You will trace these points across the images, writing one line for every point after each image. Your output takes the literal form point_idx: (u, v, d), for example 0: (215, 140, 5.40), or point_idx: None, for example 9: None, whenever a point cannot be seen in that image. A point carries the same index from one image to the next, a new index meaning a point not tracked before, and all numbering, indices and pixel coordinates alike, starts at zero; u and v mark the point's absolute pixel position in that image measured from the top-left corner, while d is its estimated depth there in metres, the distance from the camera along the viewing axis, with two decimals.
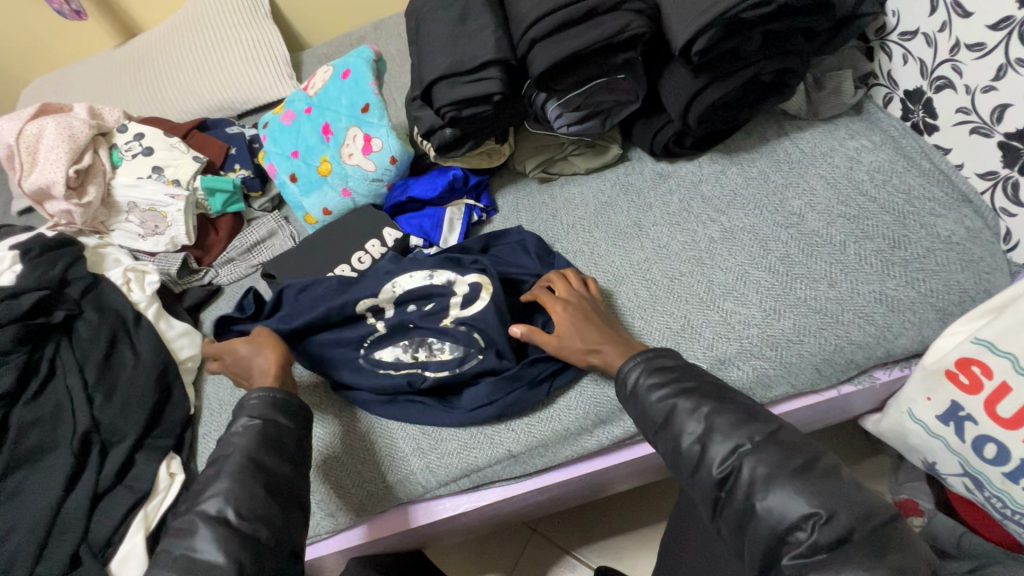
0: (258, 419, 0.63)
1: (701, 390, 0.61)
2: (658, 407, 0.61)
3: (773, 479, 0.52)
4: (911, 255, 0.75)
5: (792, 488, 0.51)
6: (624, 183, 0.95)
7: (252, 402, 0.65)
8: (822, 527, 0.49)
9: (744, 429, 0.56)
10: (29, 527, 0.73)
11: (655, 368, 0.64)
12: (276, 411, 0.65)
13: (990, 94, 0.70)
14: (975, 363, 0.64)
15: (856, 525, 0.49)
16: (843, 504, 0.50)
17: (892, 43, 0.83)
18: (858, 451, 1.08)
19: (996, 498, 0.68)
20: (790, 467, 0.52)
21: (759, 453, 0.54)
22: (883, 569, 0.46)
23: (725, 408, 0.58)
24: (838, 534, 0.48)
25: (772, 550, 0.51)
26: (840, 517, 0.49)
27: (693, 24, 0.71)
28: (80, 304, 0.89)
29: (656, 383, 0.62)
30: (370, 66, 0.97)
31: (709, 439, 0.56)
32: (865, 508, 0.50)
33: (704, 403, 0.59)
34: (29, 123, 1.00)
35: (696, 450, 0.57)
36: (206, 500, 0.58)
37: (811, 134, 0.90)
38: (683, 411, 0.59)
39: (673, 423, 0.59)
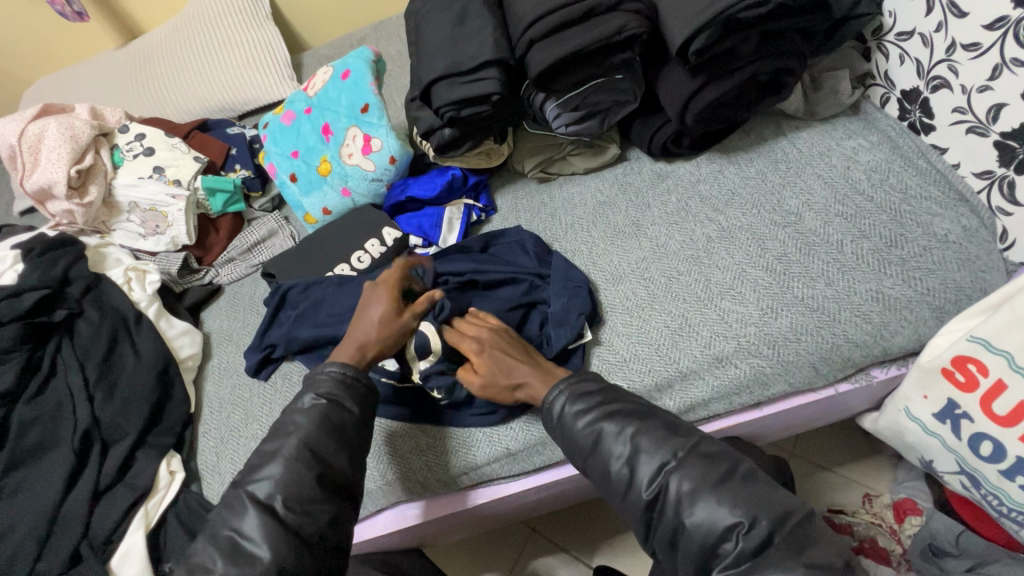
0: (327, 399, 0.66)
1: (624, 411, 0.63)
2: (585, 434, 0.63)
3: (698, 492, 0.55)
4: (908, 253, 0.76)
5: (717, 499, 0.55)
6: (623, 183, 0.95)
7: (324, 379, 0.67)
8: (745, 536, 0.52)
9: (668, 445, 0.59)
10: (30, 524, 0.74)
11: (578, 394, 0.65)
12: (344, 392, 0.67)
13: (986, 93, 0.71)
14: (971, 361, 0.64)
15: (776, 528, 0.52)
16: (763, 509, 0.53)
17: (889, 43, 0.84)
18: (857, 451, 1.08)
19: (992, 496, 0.68)
20: (711, 479, 0.56)
21: (683, 468, 0.57)
22: (800, 567, 0.49)
23: (648, 426, 0.61)
24: (760, 540, 0.52)
25: (705, 561, 0.54)
26: (761, 522, 0.52)
27: (690, 24, 0.72)
28: (81, 303, 0.90)
29: (581, 411, 0.64)
30: (370, 67, 0.97)
31: (636, 458, 0.60)
32: (781, 511, 0.53)
33: (628, 424, 0.62)
34: (31, 124, 1.01)
35: (625, 472, 0.60)
36: (259, 481, 0.62)
37: (809, 134, 0.91)
38: (609, 435, 0.62)
39: (600, 449, 0.62)
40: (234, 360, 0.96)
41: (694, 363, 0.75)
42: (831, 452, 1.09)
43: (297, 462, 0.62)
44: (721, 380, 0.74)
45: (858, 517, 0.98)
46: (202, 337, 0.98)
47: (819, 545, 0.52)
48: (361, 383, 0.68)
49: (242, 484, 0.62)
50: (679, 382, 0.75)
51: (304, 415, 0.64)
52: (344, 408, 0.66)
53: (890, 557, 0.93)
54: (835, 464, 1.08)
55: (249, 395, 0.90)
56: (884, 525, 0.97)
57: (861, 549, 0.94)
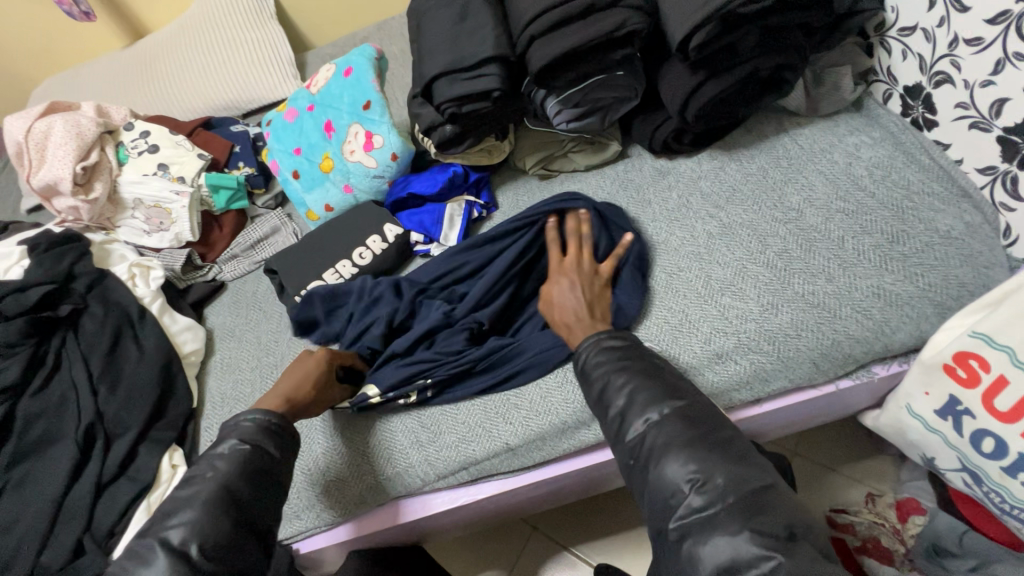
0: (248, 446, 0.63)
1: (635, 367, 0.64)
2: (596, 381, 0.65)
3: (668, 448, 0.57)
4: (910, 249, 0.75)
5: (683, 457, 0.56)
6: (624, 180, 0.96)
7: (247, 424, 0.65)
8: (699, 490, 0.54)
9: (659, 403, 0.60)
10: (35, 516, 0.75)
11: (604, 347, 0.67)
12: (268, 437, 0.65)
13: (989, 88, 0.70)
14: (972, 356, 0.64)
15: (733, 489, 0.53)
16: (723, 468, 0.54)
17: (891, 39, 0.83)
18: (860, 450, 1.07)
19: (995, 493, 0.68)
20: (684, 438, 0.57)
21: (663, 425, 0.59)
22: (745, 530, 0.50)
23: (650, 384, 0.62)
24: (712, 496, 0.53)
25: (664, 513, 0.55)
26: (715, 480, 0.54)
27: (689, 20, 0.72)
28: (86, 298, 0.91)
29: (601, 360, 0.66)
30: (372, 64, 0.98)
31: (628, 411, 0.61)
32: (747, 477, 0.54)
33: (632, 379, 0.63)
34: (38, 121, 1.02)
35: (618, 420, 0.62)
36: (171, 529, 0.56)
37: (811, 131, 0.90)
38: (614, 386, 0.63)
39: (604, 398, 0.64)
40: (236, 355, 0.96)
41: (694, 359, 0.75)
42: (833, 451, 1.08)
43: (211, 505, 0.57)
44: (722, 377, 0.74)
45: (859, 517, 0.96)
46: (205, 333, 0.99)
47: (773, 515, 0.51)
48: (285, 428, 0.67)
49: (150, 533, 0.57)
50: None
51: (223, 461, 0.61)
52: (266, 451, 0.64)
53: (894, 556, 0.92)
54: (838, 464, 1.07)
55: (252, 390, 0.91)
56: (887, 525, 0.94)
57: (862, 548, 0.94)
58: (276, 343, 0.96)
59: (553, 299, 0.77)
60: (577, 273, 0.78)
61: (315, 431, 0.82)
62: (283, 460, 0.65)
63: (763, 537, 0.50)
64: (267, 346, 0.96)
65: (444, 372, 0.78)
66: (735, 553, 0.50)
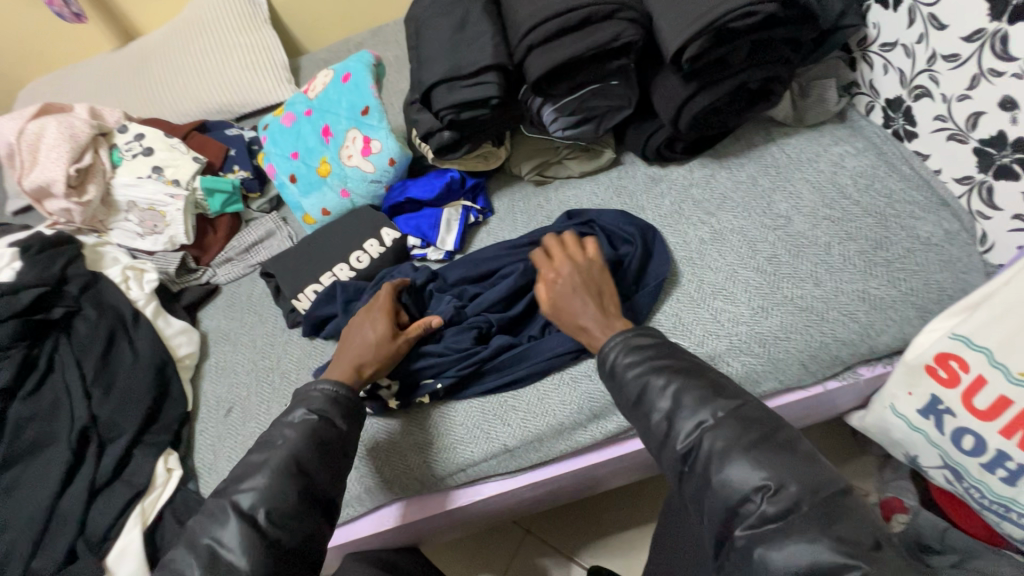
0: (317, 415, 0.65)
1: (676, 365, 0.62)
2: (633, 384, 0.63)
3: (728, 453, 0.54)
4: (893, 255, 0.78)
5: (747, 462, 0.53)
6: (618, 186, 0.98)
7: (317, 396, 0.67)
8: (770, 498, 0.51)
9: (710, 404, 0.57)
10: (27, 521, 0.74)
11: (633, 346, 0.65)
12: (335, 410, 0.66)
13: (965, 102, 0.74)
14: (953, 357, 0.67)
15: (805, 496, 0.51)
16: (793, 476, 0.52)
17: (873, 54, 0.87)
18: (845, 451, 1.10)
19: (974, 489, 0.71)
20: (745, 440, 0.54)
21: (718, 428, 0.56)
22: (825, 540, 0.48)
23: (695, 383, 0.60)
24: (785, 504, 0.50)
25: (727, 522, 0.53)
26: (788, 488, 0.51)
27: (683, 33, 0.74)
28: (80, 301, 0.90)
29: (633, 361, 0.64)
30: (370, 70, 0.99)
31: (676, 414, 0.59)
32: (816, 480, 0.52)
33: (674, 379, 0.61)
34: (30, 123, 1.01)
35: (664, 425, 0.59)
36: (242, 492, 0.59)
37: (797, 141, 0.94)
38: (655, 387, 0.61)
39: (645, 401, 0.61)
40: (232, 359, 0.96)
41: None
42: (819, 452, 1.11)
43: (281, 476, 0.59)
44: None
45: None
46: (199, 336, 0.98)
47: (849, 523, 0.49)
48: (354, 402, 0.68)
49: (226, 493, 0.60)
50: None
51: (293, 429, 0.63)
52: (334, 425, 0.65)
53: None
54: None
55: (248, 393, 0.91)
56: None
57: None
58: (272, 347, 0.95)
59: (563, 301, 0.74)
60: (574, 268, 0.76)
61: None
62: (349, 434, 0.66)
63: (846, 545, 0.47)
64: (264, 350, 0.96)
65: (455, 372, 0.78)
66: (817, 560, 0.47)
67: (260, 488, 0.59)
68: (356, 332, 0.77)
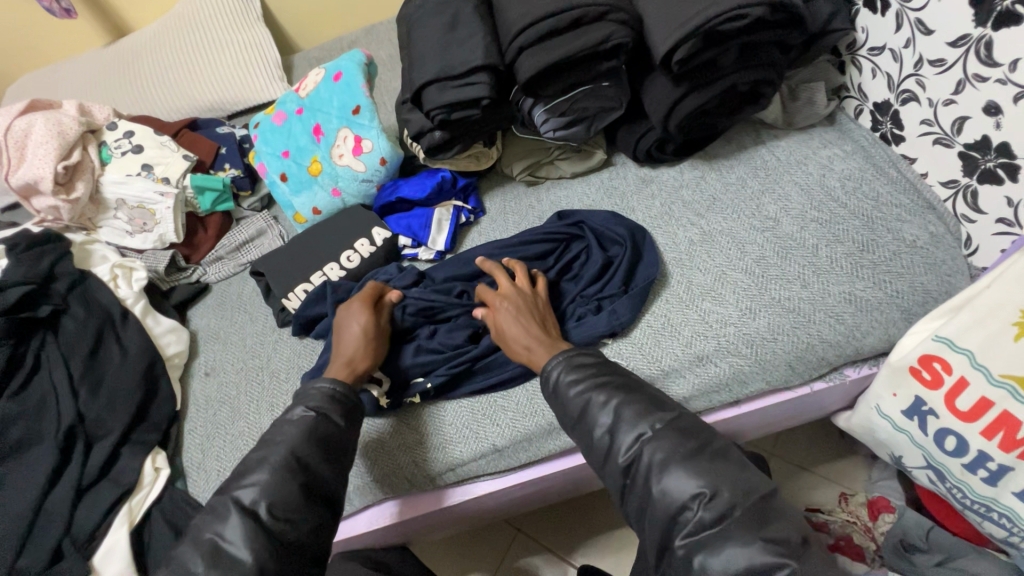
0: (314, 412, 0.66)
1: (614, 383, 0.65)
2: (574, 402, 0.65)
3: (668, 463, 0.58)
4: (879, 257, 0.79)
5: (686, 470, 0.57)
6: (609, 187, 0.98)
7: (315, 394, 0.68)
8: (706, 505, 0.55)
9: (649, 419, 0.61)
10: (11, 520, 0.73)
11: (576, 364, 0.67)
12: (333, 406, 0.68)
13: (951, 106, 0.75)
14: (936, 359, 0.68)
15: (737, 502, 0.54)
16: (726, 483, 0.55)
17: (862, 57, 0.87)
18: (833, 451, 1.11)
19: (957, 489, 0.72)
20: (684, 451, 0.58)
21: (658, 440, 0.59)
22: (756, 540, 0.52)
23: (634, 399, 0.63)
24: (720, 510, 0.54)
25: (667, 532, 0.56)
26: (721, 495, 0.55)
27: (673, 35, 0.75)
28: (67, 299, 0.89)
29: (575, 378, 0.66)
30: (362, 69, 0.99)
31: (618, 428, 0.61)
32: (745, 485, 0.56)
33: (614, 395, 0.63)
34: (17, 119, 1.00)
35: (606, 440, 0.62)
36: (243, 488, 0.62)
37: (787, 143, 0.94)
38: (596, 403, 0.64)
39: (587, 417, 0.64)
40: (222, 358, 0.96)
41: (675, 362, 0.77)
42: (807, 452, 1.12)
43: (284, 470, 0.62)
44: (702, 379, 0.76)
45: (834, 515, 1.01)
46: (189, 335, 0.98)
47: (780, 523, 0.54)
48: (350, 397, 0.69)
49: (229, 490, 0.62)
50: (661, 380, 0.77)
51: (290, 427, 0.65)
52: (332, 422, 0.67)
53: (865, 553, 0.96)
54: (812, 464, 1.11)
55: (237, 392, 0.91)
56: (859, 523, 0.99)
57: (836, 546, 0.98)
58: (262, 346, 0.95)
59: (508, 325, 0.75)
60: (517, 295, 0.78)
61: None
62: (348, 430, 0.68)
63: (776, 545, 0.52)
64: (254, 349, 0.95)
65: (444, 373, 0.79)
66: (750, 562, 0.51)
67: (264, 484, 0.61)
68: (340, 332, 0.78)
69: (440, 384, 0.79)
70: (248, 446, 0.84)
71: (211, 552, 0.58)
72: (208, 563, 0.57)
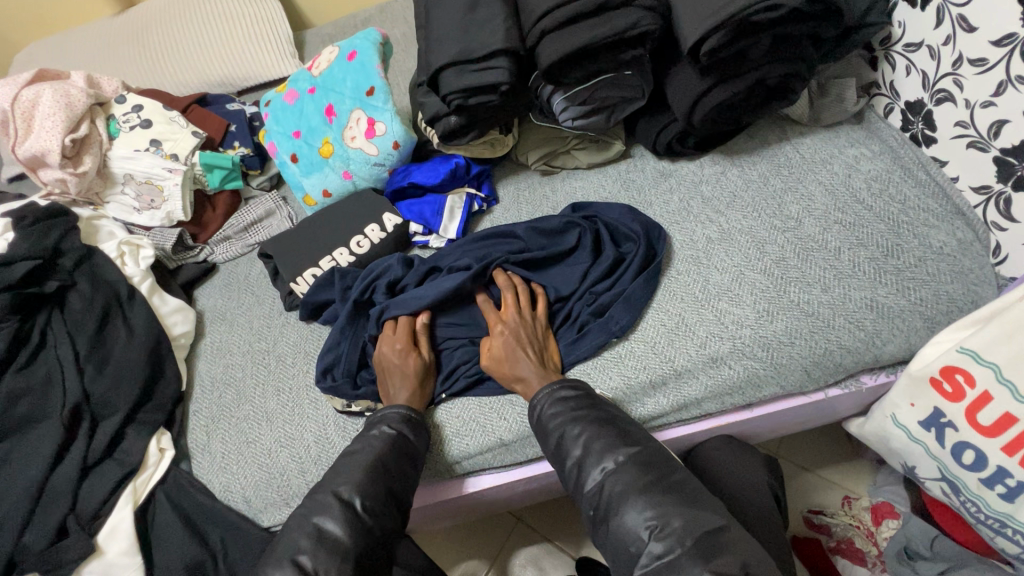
0: (396, 431, 0.70)
1: (592, 416, 0.67)
2: (551, 432, 0.68)
3: (625, 496, 0.59)
4: (905, 263, 0.77)
5: (640, 503, 0.58)
6: (626, 179, 0.96)
7: (394, 415, 0.72)
8: (659, 536, 0.55)
9: (613, 452, 0.63)
10: (17, 495, 0.73)
11: (558, 398, 0.69)
12: (410, 427, 0.71)
13: (989, 109, 0.72)
14: (959, 371, 0.66)
15: (687, 533, 0.54)
16: (679, 511, 0.56)
17: (897, 54, 0.84)
18: (838, 454, 1.10)
19: (971, 503, 0.71)
20: (641, 483, 0.59)
21: (620, 472, 0.61)
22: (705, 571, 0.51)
23: (604, 432, 0.65)
24: (672, 540, 0.54)
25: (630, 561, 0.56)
26: (674, 523, 0.55)
27: (703, 24, 0.71)
28: (73, 275, 0.89)
29: (556, 412, 0.68)
30: (377, 49, 0.96)
31: (585, 460, 0.63)
32: (700, 519, 0.55)
33: (587, 429, 0.65)
34: (25, 89, 0.98)
35: (575, 471, 0.64)
36: (329, 487, 0.65)
37: (813, 141, 0.92)
38: (570, 436, 0.66)
39: (561, 448, 0.66)
40: (228, 339, 0.95)
41: (688, 362, 0.76)
42: (813, 453, 1.11)
43: (360, 473, 0.65)
44: (714, 381, 0.75)
45: (836, 518, 1.00)
46: (195, 315, 0.97)
47: (726, 555, 0.52)
48: (421, 419, 0.73)
49: (325, 488, 0.65)
50: (672, 381, 0.76)
51: (370, 441, 0.69)
52: (409, 440, 0.70)
53: (867, 557, 0.95)
54: (816, 466, 1.09)
55: (243, 374, 0.90)
56: (862, 527, 0.98)
57: (836, 549, 0.98)
58: (268, 329, 0.94)
59: (495, 349, 0.76)
60: (518, 321, 0.78)
61: (309, 418, 0.83)
62: (417, 442, 0.72)
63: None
64: (260, 332, 0.94)
65: (465, 380, 0.79)
66: None
67: (358, 480, 0.65)
68: (385, 362, 0.78)
69: (456, 392, 0.79)
70: (254, 429, 0.84)
71: (316, 533, 0.61)
72: (315, 543, 0.60)
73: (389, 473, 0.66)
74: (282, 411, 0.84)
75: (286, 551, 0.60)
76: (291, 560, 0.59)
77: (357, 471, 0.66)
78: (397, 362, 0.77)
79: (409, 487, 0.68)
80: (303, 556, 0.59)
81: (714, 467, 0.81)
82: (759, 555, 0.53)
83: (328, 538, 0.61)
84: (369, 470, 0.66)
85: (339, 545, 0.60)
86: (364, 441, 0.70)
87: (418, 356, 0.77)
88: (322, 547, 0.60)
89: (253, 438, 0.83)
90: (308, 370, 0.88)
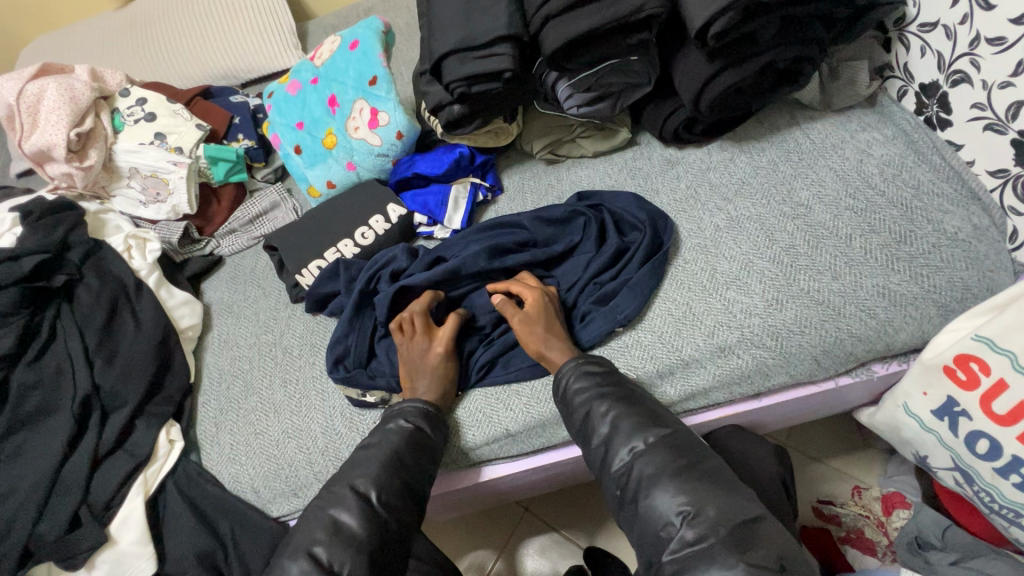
0: (413, 425, 0.70)
1: (617, 394, 0.66)
2: (578, 409, 0.67)
3: (657, 478, 0.59)
4: (917, 250, 0.75)
5: (673, 487, 0.57)
6: (633, 167, 0.94)
7: (411, 409, 0.71)
8: (691, 521, 0.55)
9: (644, 432, 0.62)
10: (29, 487, 0.74)
11: (582, 372, 0.69)
12: (428, 421, 0.71)
13: (1007, 89, 0.69)
14: (973, 359, 0.65)
15: (718, 523, 0.54)
16: (713, 500, 0.56)
17: (911, 34, 0.81)
18: (849, 444, 1.09)
19: (985, 492, 0.70)
20: (672, 467, 0.59)
21: (649, 454, 0.61)
22: (741, 565, 0.51)
23: (632, 412, 0.64)
24: (704, 528, 0.54)
25: (657, 546, 0.56)
26: (707, 511, 0.55)
27: (711, 6, 0.69)
28: (81, 269, 0.89)
29: (582, 386, 0.68)
30: (380, 37, 0.95)
31: (613, 440, 0.63)
32: (727, 507, 0.55)
33: (615, 407, 0.65)
34: (30, 83, 0.98)
35: (602, 449, 0.64)
36: (341, 481, 0.65)
37: (823, 126, 0.90)
38: (597, 414, 0.65)
39: (588, 425, 0.66)
40: (235, 332, 0.95)
41: (696, 352, 0.75)
42: (822, 444, 1.10)
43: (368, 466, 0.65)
44: (722, 370, 0.74)
45: (846, 508, 0.99)
46: (202, 308, 0.98)
47: (763, 546, 0.52)
48: (439, 413, 0.73)
49: (339, 479, 0.65)
50: (680, 370, 0.75)
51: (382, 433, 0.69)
52: (426, 434, 0.70)
53: (876, 548, 0.94)
54: (826, 456, 1.08)
55: (251, 366, 0.91)
56: (872, 517, 0.97)
57: (846, 539, 0.96)
58: (275, 321, 0.95)
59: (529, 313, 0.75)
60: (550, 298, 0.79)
61: (316, 409, 0.83)
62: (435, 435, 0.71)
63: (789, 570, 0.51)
64: (267, 324, 0.95)
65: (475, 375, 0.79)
66: None
67: (374, 475, 0.65)
68: (412, 351, 0.77)
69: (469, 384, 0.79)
70: (262, 421, 0.84)
71: (332, 523, 0.61)
72: (329, 534, 0.60)
73: (404, 466, 0.66)
74: (289, 403, 0.84)
75: (303, 541, 0.60)
76: (307, 552, 0.59)
77: (373, 465, 0.66)
78: (422, 355, 0.76)
79: (424, 476, 0.68)
80: (318, 546, 0.60)
81: (727, 452, 0.80)
82: (794, 547, 0.53)
83: (345, 530, 0.61)
84: (386, 462, 0.66)
85: (354, 537, 0.60)
86: (381, 435, 0.70)
87: (452, 355, 0.77)
88: (338, 538, 0.60)
89: (261, 430, 0.84)
90: (314, 362, 0.88)
